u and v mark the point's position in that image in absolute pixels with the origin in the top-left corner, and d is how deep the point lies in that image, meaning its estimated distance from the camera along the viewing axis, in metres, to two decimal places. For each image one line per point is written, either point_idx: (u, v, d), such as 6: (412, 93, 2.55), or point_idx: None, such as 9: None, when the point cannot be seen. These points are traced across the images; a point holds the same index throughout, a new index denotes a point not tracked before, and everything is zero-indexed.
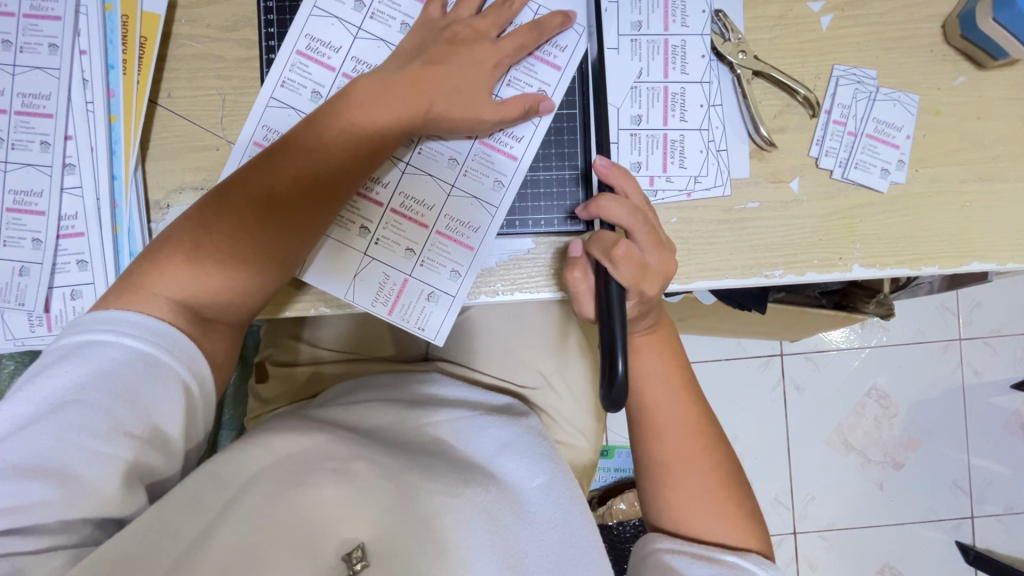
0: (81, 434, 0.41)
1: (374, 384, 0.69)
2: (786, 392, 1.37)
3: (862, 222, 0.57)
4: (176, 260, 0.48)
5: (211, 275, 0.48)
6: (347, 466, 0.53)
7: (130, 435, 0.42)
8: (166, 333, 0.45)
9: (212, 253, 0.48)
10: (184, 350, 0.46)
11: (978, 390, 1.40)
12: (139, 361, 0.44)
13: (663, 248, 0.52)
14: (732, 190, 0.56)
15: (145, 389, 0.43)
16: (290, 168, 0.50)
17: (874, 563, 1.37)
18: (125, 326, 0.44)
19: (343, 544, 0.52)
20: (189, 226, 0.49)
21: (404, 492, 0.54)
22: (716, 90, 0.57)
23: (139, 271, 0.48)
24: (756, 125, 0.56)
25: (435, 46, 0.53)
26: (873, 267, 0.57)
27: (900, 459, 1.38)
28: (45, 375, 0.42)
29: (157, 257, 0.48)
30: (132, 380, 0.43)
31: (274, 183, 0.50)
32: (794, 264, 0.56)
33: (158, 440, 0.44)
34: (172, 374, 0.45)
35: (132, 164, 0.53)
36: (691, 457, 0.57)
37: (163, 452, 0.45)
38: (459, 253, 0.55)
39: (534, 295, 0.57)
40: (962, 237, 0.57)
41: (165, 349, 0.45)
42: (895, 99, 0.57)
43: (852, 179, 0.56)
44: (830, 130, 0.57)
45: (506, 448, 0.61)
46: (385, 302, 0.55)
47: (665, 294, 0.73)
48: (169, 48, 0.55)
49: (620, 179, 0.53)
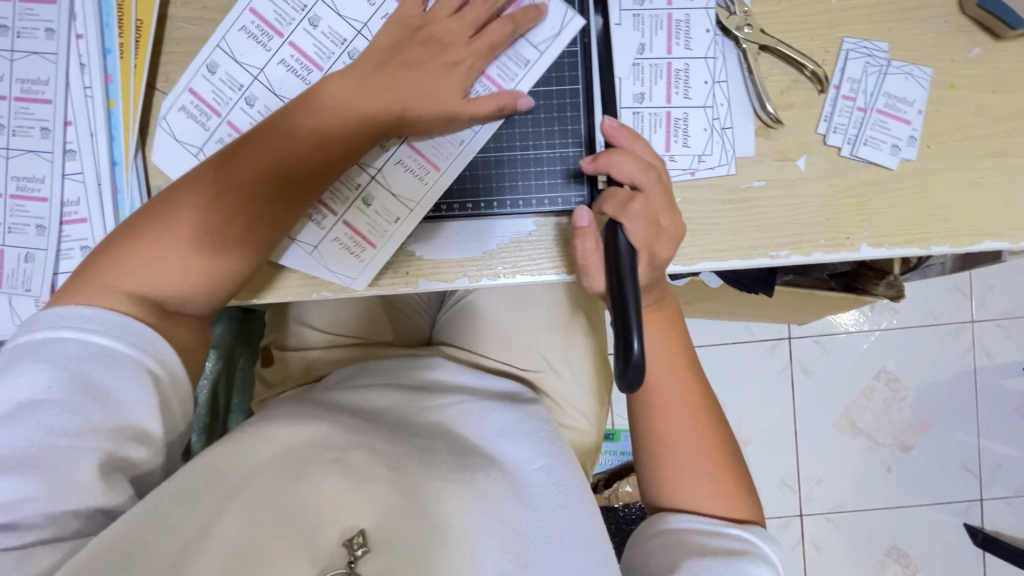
0: (53, 435, 0.41)
1: (378, 369, 0.70)
2: (794, 375, 1.36)
3: (871, 201, 0.55)
4: (153, 240, 0.48)
5: (153, 250, 0.48)
6: (348, 456, 0.55)
7: (100, 429, 0.43)
8: (129, 326, 0.45)
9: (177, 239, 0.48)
10: (144, 337, 0.45)
11: (989, 372, 1.39)
12: (104, 357, 0.44)
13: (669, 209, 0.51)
14: (737, 168, 0.55)
15: (120, 385, 0.43)
16: (288, 155, 0.51)
17: (880, 545, 1.37)
18: (81, 320, 0.44)
19: (347, 530, 0.52)
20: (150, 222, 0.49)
21: (403, 481, 0.55)
22: (721, 66, 0.55)
23: (95, 265, 0.48)
24: (762, 102, 0.54)
25: (408, 48, 0.54)
26: (881, 246, 0.55)
27: (909, 441, 1.38)
28: (10, 376, 0.42)
29: (122, 253, 0.48)
30: (102, 377, 0.43)
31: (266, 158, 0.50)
32: (799, 244, 0.55)
33: (135, 432, 0.44)
34: (136, 363, 0.44)
35: (132, 148, 0.53)
36: (690, 436, 0.57)
37: (144, 445, 0.45)
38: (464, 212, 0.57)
39: (537, 278, 0.57)
40: (973, 215, 0.55)
41: (129, 343, 0.45)
42: (907, 72, 0.55)
43: (860, 156, 0.55)
44: (839, 105, 0.55)
45: (507, 432, 0.62)
46: (476, 243, 0.56)
47: (770, 286, 0.75)
48: (165, 30, 0.55)
49: (630, 143, 0.52)
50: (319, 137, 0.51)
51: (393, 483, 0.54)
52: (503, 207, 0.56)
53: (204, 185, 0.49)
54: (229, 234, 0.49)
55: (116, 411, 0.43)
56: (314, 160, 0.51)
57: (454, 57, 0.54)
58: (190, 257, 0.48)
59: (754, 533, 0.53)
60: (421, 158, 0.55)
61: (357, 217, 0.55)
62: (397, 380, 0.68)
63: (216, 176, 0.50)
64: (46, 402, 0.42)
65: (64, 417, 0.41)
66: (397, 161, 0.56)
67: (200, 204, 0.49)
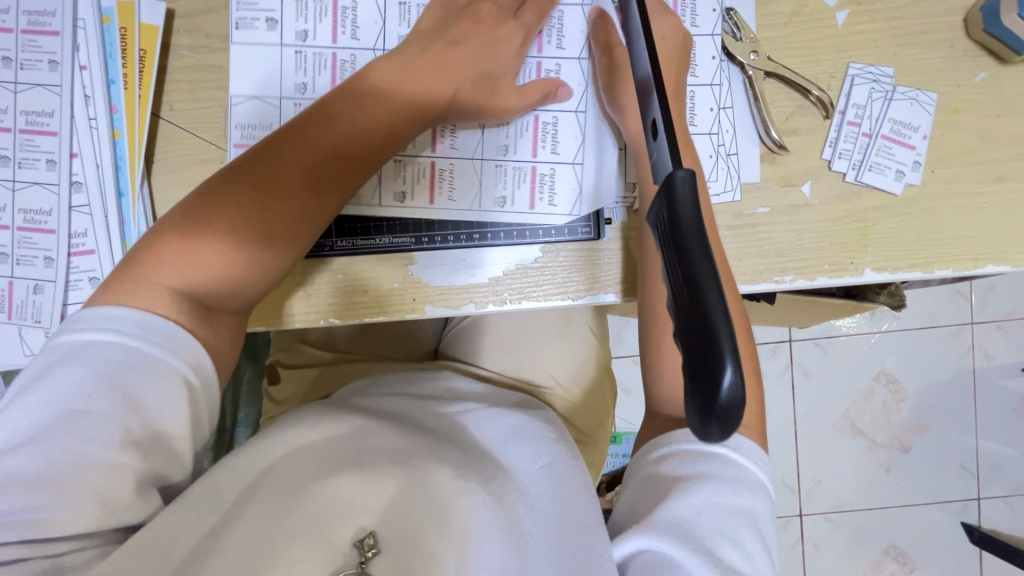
0: (90, 446, 0.39)
1: (390, 381, 0.70)
2: (794, 378, 1.37)
3: (874, 226, 0.56)
4: (192, 230, 0.46)
5: (211, 242, 0.46)
6: (359, 457, 0.54)
7: (137, 441, 0.41)
8: (152, 322, 0.43)
9: (229, 224, 0.47)
10: (178, 341, 0.43)
11: (987, 373, 1.40)
12: (142, 363, 0.42)
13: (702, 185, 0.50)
14: (742, 194, 0.55)
15: (154, 392, 0.42)
16: (374, 126, 0.51)
17: (879, 543, 1.39)
18: (123, 323, 0.43)
19: (358, 531, 0.50)
20: (191, 218, 0.47)
21: (413, 474, 0.54)
22: (727, 92, 0.55)
23: (135, 260, 0.46)
24: (767, 128, 0.54)
25: (452, 27, 0.56)
26: (885, 271, 0.56)
27: (907, 442, 1.39)
28: (46, 381, 0.40)
29: (158, 247, 0.46)
30: (135, 382, 0.41)
31: (328, 136, 0.50)
32: (803, 269, 0.56)
33: (167, 444, 0.43)
34: (173, 370, 0.42)
35: (137, 180, 0.54)
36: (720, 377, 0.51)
37: (173, 456, 0.44)
38: (555, 214, 0.57)
39: (543, 303, 0.57)
40: (977, 239, 0.56)
41: (155, 342, 0.43)
42: (912, 98, 0.55)
43: (865, 182, 0.55)
44: (844, 131, 0.55)
45: (512, 434, 0.61)
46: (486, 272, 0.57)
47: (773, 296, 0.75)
48: (169, 59, 0.55)
49: (607, 36, 0.58)
50: (383, 117, 0.52)
51: (401, 476, 0.53)
52: (523, 237, 0.57)
53: (258, 170, 0.48)
54: (270, 221, 0.48)
55: (153, 418, 0.42)
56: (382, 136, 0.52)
57: (446, 39, 0.55)
58: (243, 251, 0.47)
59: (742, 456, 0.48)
60: (534, 137, 0.58)
61: (460, 218, 0.57)
62: (407, 392, 0.68)
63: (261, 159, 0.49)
64: (83, 411, 0.40)
65: (105, 426, 0.40)
66: (484, 165, 0.58)
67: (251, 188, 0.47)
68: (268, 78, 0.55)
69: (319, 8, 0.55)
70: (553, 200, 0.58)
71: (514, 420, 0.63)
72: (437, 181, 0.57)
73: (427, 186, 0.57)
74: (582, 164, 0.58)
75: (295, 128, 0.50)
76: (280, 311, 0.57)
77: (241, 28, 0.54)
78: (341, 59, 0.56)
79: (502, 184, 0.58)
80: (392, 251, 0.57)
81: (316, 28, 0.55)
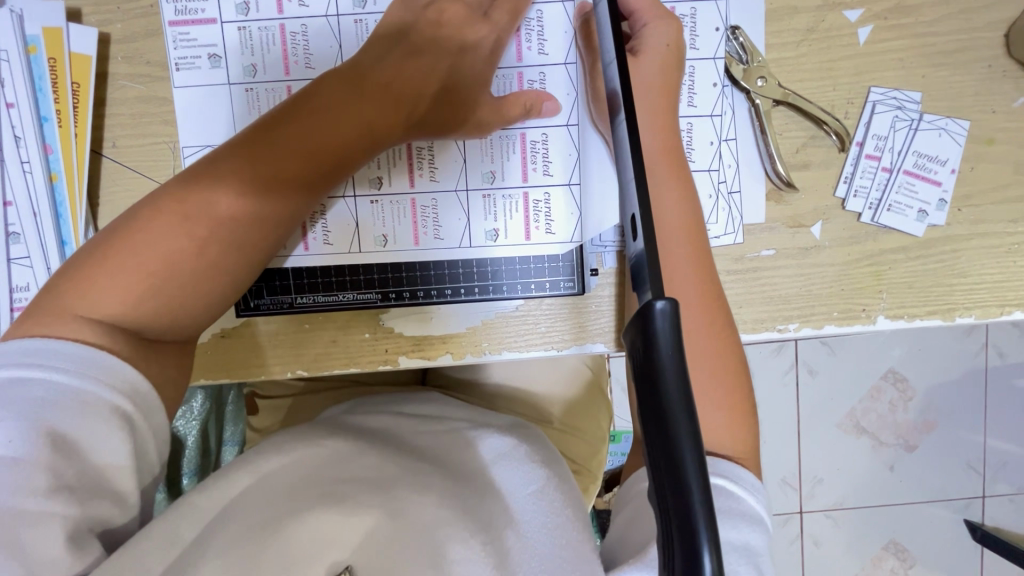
0: (13, 501, 0.34)
1: (374, 402, 0.62)
2: (798, 378, 1.20)
3: (890, 270, 0.50)
4: (122, 252, 0.40)
5: (141, 268, 0.40)
6: (337, 488, 0.46)
7: (71, 491, 0.35)
8: (92, 359, 0.37)
9: (162, 247, 0.41)
10: (115, 373, 0.38)
11: (1001, 372, 1.22)
12: (69, 400, 0.36)
13: (692, 203, 0.45)
14: (745, 236, 0.50)
15: (91, 433, 0.36)
16: (332, 136, 0.44)
17: (878, 541, 1.25)
18: (48, 356, 0.37)
19: (334, 564, 0.42)
20: (124, 238, 0.41)
21: (394, 506, 0.45)
22: (729, 123, 0.49)
23: (62, 285, 0.40)
24: (774, 165, 0.48)
25: (416, 29, 0.48)
26: (900, 318, 0.51)
27: (913, 440, 1.23)
28: None
29: (86, 271, 0.40)
30: (68, 425, 0.35)
31: (278, 148, 0.43)
32: (810, 316, 0.51)
33: (107, 491, 0.37)
34: (110, 407, 0.37)
35: (81, 228, 0.49)
36: (707, 371, 0.43)
37: (117, 503, 0.38)
38: (544, 250, 0.52)
39: (526, 354, 0.53)
40: (1003, 283, 0.50)
41: (89, 376, 0.37)
42: (941, 127, 0.49)
43: (882, 223, 0.50)
44: (861, 165, 0.49)
45: (505, 455, 0.52)
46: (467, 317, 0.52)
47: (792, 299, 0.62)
48: (106, 90, 0.49)
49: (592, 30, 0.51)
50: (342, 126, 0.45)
51: (381, 509, 0.45)
52: (498, 291, 0.52)
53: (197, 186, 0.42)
54: (211, 246, 0.42)
55: (85, 461, 0.36)
56: (341, 149, 0.45)
57: (412, 42, 0.48)
58: (180, 278, 0.41)
59: (741, 487, 0.39)
60: (524, 160, 0.52)
61: (438, 253, 0.52)
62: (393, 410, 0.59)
63: (212, 170, 0.43)
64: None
65: (29, 477, 0.34)
66: (461, 194, 0.52)
67: (201, 206, 0.41)
68: (220, 124, 0.50)
69: (265, 37, 0.50)
70: (538, 235, 0.52)
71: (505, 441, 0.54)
72: (420, 220, 0.52)
73: (411, 226, 0.52)
74: (579, 185, 0.53)
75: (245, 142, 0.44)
76: (241, 358, 0.52)
77: (183, 70, 0.49)
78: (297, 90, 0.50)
79: (492, 214, 0.52)
80: (360, 304, 0.52)
81: (265, 60, 0.50)
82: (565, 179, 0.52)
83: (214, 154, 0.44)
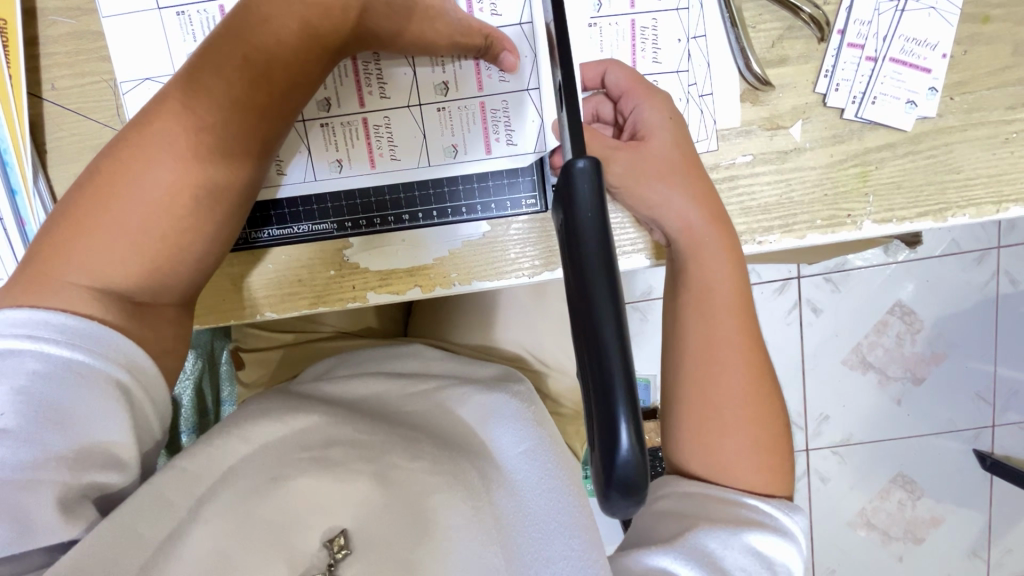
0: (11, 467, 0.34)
1: (359, 359, 0.59)
2: (802, 315, 1.17)
3: (877, 169, 0.47)
4: (94, 212, 0.39)
5: (115, 225, 0.38)
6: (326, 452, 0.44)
7: (71, 457, 0.35)
8: (90, 331, 0.36)
9: (133, 198, 0.39)
10: (111, 346, 0.37)
11: (1013, 299, 1.18)
12: (67, 373, 0.35)
13: (680, 131, 0.44)
14: (720, 142, 0.47)
15: (88, 406, 0.35)
16: (281, 56, 0.41)
17: (885, 474, 1.24)
18: (39, 328, 0.36)
19: (329, 530, 0.41)
20: (92, 198, 0.39)
21: (385, 474, 0.43)
22: (697, 18, 0.46)
23: (41, 256, 0.38)
24: (747, 61, 0.45)
25: None
26: (888, 222, 0.47)
27: (921, 373, 1.20)
28: None
29: (61, 240, 0.38)
30: (64, 397, 0.35)
31: (227, 79, 0.40)
32: (792, 226, 0.47)
33: (111, 459, 0.37)
34: (108, 378, 0.36)
35: (29, 176, 0.48)
36: (735, 356, 0.42)
37: (118, 466, 0.38)
38: (501, 162, 0.50)
39: (495, 282, 0.51)
40: (1001, 177, 0.47)
41: (87, 349, 0.36)
42: (931, 6, 0.45)
43: (867, 118, 0.46)
44: (844, 55, 0.46)
45: (497, 416, 0.48)
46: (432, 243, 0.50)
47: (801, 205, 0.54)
48: (38, 29, 0.47)
49: None
50: (286, 43, 0.40)
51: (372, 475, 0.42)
52: (459, 213, 0.50)
53: (153, 131, 0.39)
54: (182, 192, 0.39)
55: (82, 433, 0.35)
56: (292, 71, 0.41)
57: None
58: (155, 227, 0.39)
59: (773, 508, 0.40)
60: (477, 67, 0.49)
61: (397, 175, 0.50)
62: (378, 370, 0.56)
63: (165, 113, 0.40)
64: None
65: (26, 445, 0.34)
66: (416, 110, 0.49)
67: (160, 151, 0.39)
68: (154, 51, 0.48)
69: None
70: (499, 150, 0.50)
71: (496, 398, 0.50)
72: (375, 139, 0.50)
73: (365, 147, 0.50)
74: (538, 89, 0.49)
75: (190, 75, 0.40)
76: (215, 311, 0.51)
77: None
78: (231, 13, 0.47)
79: (450, 129, 0.50)
80: (320, 236, 0.50)
81: None
82: (520, 87, 0.49)
83: (160, 93, 0.41)
